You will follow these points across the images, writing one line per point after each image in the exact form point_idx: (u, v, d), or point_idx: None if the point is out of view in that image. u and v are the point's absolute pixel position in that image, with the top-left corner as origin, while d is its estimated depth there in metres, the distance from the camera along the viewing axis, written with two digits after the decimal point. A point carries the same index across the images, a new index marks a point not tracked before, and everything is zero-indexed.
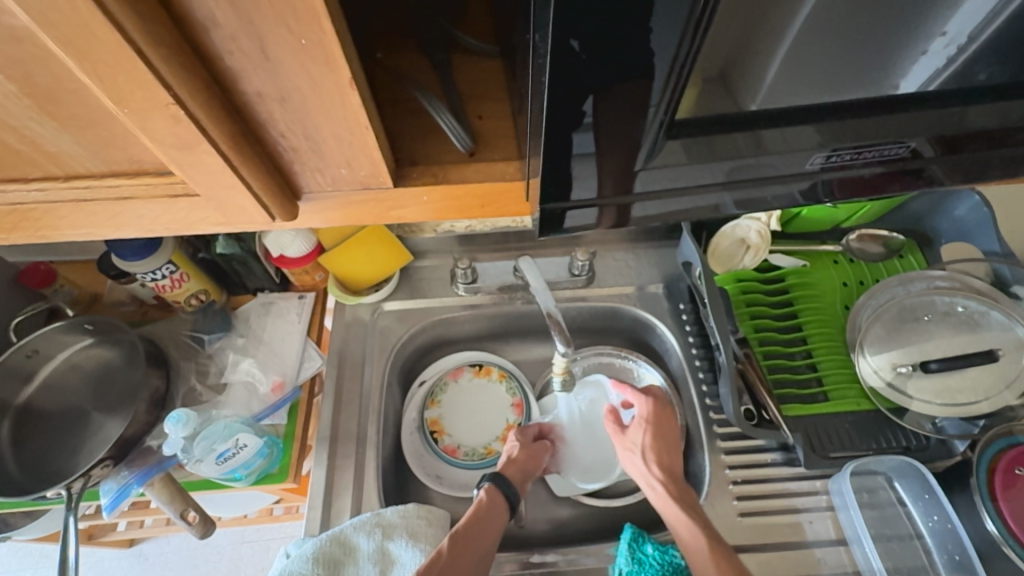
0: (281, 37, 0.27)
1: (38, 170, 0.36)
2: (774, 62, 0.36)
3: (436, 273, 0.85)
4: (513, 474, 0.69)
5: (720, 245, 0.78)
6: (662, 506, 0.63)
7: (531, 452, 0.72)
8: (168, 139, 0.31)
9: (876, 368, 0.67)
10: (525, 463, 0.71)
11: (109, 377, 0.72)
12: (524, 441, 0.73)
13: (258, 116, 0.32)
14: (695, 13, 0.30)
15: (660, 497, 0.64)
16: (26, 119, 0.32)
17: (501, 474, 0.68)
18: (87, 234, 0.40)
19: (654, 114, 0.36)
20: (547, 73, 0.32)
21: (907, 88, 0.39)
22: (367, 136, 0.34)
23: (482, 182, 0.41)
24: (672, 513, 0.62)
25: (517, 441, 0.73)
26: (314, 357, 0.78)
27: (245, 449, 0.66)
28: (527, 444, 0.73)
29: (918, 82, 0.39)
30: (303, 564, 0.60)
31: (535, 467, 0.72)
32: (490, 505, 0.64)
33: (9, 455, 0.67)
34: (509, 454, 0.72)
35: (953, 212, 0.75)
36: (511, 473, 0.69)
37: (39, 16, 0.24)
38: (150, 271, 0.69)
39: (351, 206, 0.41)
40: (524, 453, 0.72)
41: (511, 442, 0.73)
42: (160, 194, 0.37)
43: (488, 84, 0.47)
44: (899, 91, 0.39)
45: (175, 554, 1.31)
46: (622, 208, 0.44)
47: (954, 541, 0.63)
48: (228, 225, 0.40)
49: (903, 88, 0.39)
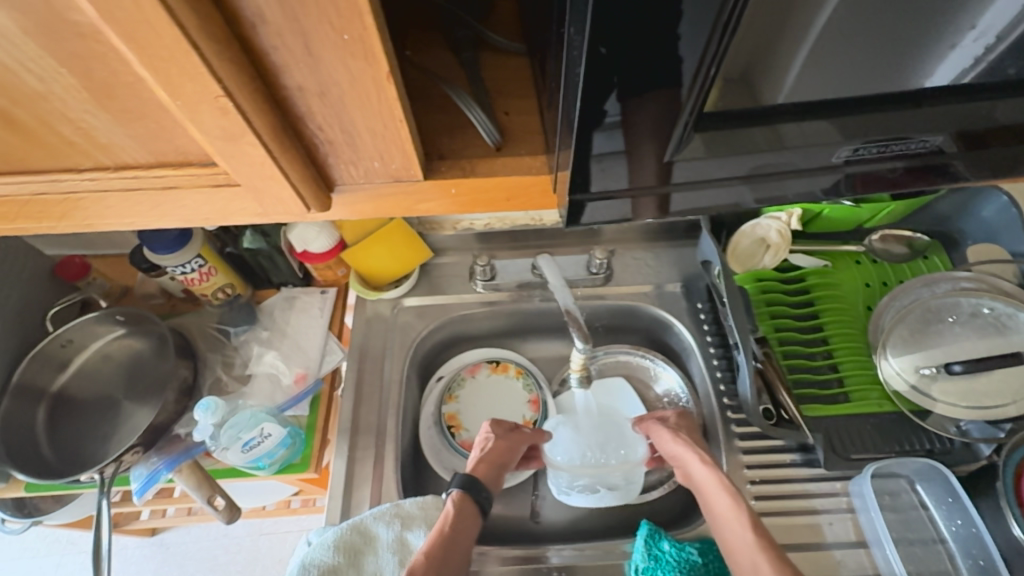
0: (324, 34, 0.28)
1: (90, 161, 0.37)
2: (806, 59, 0.36)
3: (455, 270, 0.86)
4: (483, 475, 0.65)
5: (740, 245, 0.77)
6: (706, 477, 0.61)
7: (508, 446, 0.69)
8: (215, 131, 0.32)
9: (898, 369, 0.66)
10: (497, 462, 0.67)
11: (140, 367, 0.74)
12: (502, 433, 0.70)
13: (297, 109, 0.34)
14: (725, 15, 0.30)
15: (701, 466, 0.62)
16: (83, 111, 0.34)
17: (475, 478, 0.64)
18: (130, 223, 0.42)
19: (682, 108, 0.36)
20: (583, 69, 0.33)
21: (939, 81, 0.39)
22: (401, 130, 0.35)
23: (509, 175, 0.42)
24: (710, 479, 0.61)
25: (491, 431, 0.70)
26: (336, 351, 0.80)
27: (270, 438, 0.68)
28: (503, 437, 0.69)
29: (950, 75, 0.39)
30: (325, 551, 0.62)
31: (510, 457, 0.68)
32: (457, 517, 0.60)
33: (44, 440, 0.69)
34: (482, 448, 0.68)
35: (980, 213, 0.74)
36: (481, 472, 0.65)
37: (104, 12, 0.25)
38: (180, 264, 0.71)
39: (381, 199, 0.42)
40: (498, 447, 0.68)
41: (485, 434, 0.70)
42: (204, 184, 0.38)
43: (515, 80, 0.47)
44: (929, 84, 0.39)
45: (195, 544, 1.34)
46: (668, 198, 0.44)
47: (979, 545, 0.62)
48: (266, 216, 0.42)
49: (935, 81, 0.39)
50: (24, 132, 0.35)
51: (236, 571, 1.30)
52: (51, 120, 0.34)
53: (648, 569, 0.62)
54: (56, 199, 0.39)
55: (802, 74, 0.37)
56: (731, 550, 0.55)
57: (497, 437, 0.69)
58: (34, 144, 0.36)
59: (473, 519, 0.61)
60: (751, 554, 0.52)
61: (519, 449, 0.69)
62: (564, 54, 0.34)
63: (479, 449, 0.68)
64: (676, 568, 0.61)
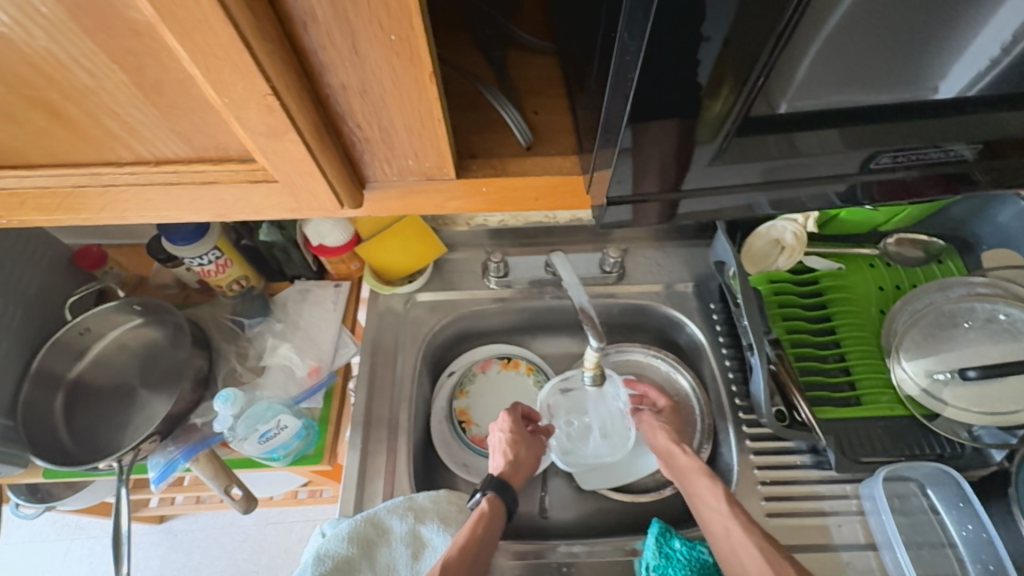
0: (373, 34, 0.29)
1: (130, 154, 0.38)
2: (851, 70, 0.36)
3: (468, 266, 0.86)
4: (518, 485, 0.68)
5: (754, 246, 0.77)
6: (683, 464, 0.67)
7: (529, 448, 0.71)
8: (259, 128, 0.32)
9: (910, 373, 0.67)
10: (526, 468, 0.70)
11: (157, 357, 0.75)
12: (520, 435, 0.72)
13: (337, 107, 0.34)
14: (780, 24, 0.31)
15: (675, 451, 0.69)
16: (130, 106, 0.34)
17: (505, 482, 0.66)
18: (160, 216, 0.42)
19: (719, 115, 0.36)
20: (638, 75, 0.33)
21: (945, 93, 0.39)
22: (439, 129, 0.36)
23: (539, 175, 0.42)
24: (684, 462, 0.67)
25: (507, 430, 0.72)
26: (349, 345, 0.81)
27: (286, 430, 0.69)
28: (521, 438, 0.72)
29: (958, 87, 0.38)
30: (339, 542, 0.62)
31: (533, 457, 0.71)
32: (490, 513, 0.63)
33: (63, 426, 0.70)
34: (512, 456, 0.70)
35: (997, 217, 0.74)
36: (517, 483, 0.68)
37: (164, 11, 0.26)
38: (198, 255, 0.72)
39: (410, 196, 0.42)
40: (527, 458, 0.71)
41: (501, 433, 0.72)
42: (241, 180, 0.38)
43: (544, 78, 0.48)
44: (938, 95, 0.39)
45: (202, 531, 1.35)
46: (668, 204, 0.44)
47: (989, 551, 0.62)
48: (296, 211, 0.42)
49: (942, 92, 0.38)
50: (71, 125, 0.35)
51: (243, 559, 1.32)
52: (96, 114, 0.34)
53: (659, 567, 0.62)
54: (94, 191, 0.39)
55: (843, 82, 0.37)
56: (708, 522, 0.61)
57: (524, 445, 0.71)
58: (78, 136, 0.36)
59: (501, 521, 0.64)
60: (726, 523, 0.59)
61: (538, 447, 0.72)
62: (611, 57, 0.35)
63: (503, 450, 0.70)
64: (687, 566, 0.61)
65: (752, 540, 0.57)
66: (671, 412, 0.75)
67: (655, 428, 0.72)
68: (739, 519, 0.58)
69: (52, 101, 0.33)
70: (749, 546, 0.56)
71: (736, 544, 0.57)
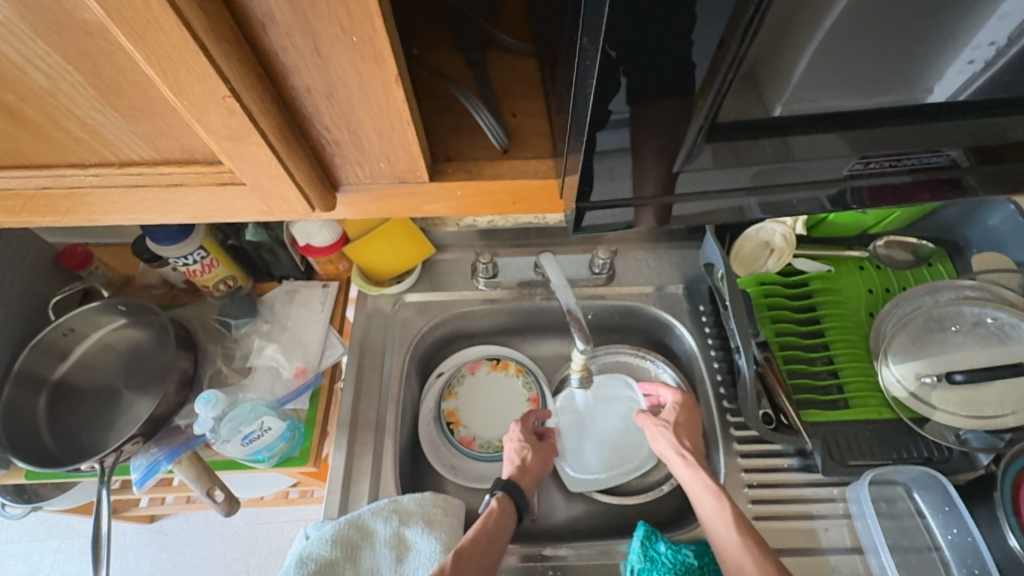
0: (334, 36, 0.28)
1: (95, 156, 0.37)
2: (830, 72, 0.36)
3: (457, 267, 0.86)
4: (526, 485, 0.68)
5: (743, 249, 0.76)
6: (692, 481, 0.64)
7: (541, 457, 0.72)
8: (221, 131, 0.32)
9: (899, 376, 0.67)
10: (536, 471, 0.70)
11: (141, 358, 0.74)
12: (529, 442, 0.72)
13: (305, 110, 0.33)
14: (744, 19, 0.30)
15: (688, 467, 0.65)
16: (90, 108, 0.33)
17: (514, 483, 0.67)
18: (133, 218, 0.42)
19: (695, 119, 0.36)
20: (599, 74, 0.33)
21: (939, 95, 0.38)
22: (408, 132, 0.35)
23: (515, 178, 0.41)
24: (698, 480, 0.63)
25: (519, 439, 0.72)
26: (336, 345, 0.80)
27: (269, 432, 0.68)
28: (535, 446, 0.72)
29: (950, 90, 0.38)
30: (323, 545, 0.62)
31: (544, 467, 0.71)
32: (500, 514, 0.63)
33: (45, 428, 0.70)
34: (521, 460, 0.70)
35: (987, 221, 0.74)
36: (526, 484, 0.69)
37: (113, 12, 0.25)
38: (182, 256, 0.71)
39: (385, 199, 0.41)
40: (535, 461, 0.70)
41: (514, 442, 0.72)
42: (209, 182, 0.38)
43: (524, 80, 0.47)
44: (932, 96, 0.38)
45: (193, 531, 1.34)
46: (662, 209, 0.44)
47: (974, 554, 0.62)
48: (269, 214, 0.41)
49: (936, 94, 0.38)
50: (33, 128, 0.35)
51: (234, 559, 1.31)
52: (58, 116, 0.34)
53: (644, 570, 0.62)
54: (60, 193, 0.39)
55: (818, 87, 0.36)
56: (721, 549, 0.58)
57: (532, 449, 0.71)
58: (41, 139, 0.36)
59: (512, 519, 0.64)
60: (737, 553, 0.56)
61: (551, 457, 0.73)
62: (577, 58, 0.34)
63: (513, 459, 0.71)
64: (671, 570, 0.61)
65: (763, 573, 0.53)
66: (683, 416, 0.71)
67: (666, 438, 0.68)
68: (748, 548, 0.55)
69: (10, 103, 0.33)
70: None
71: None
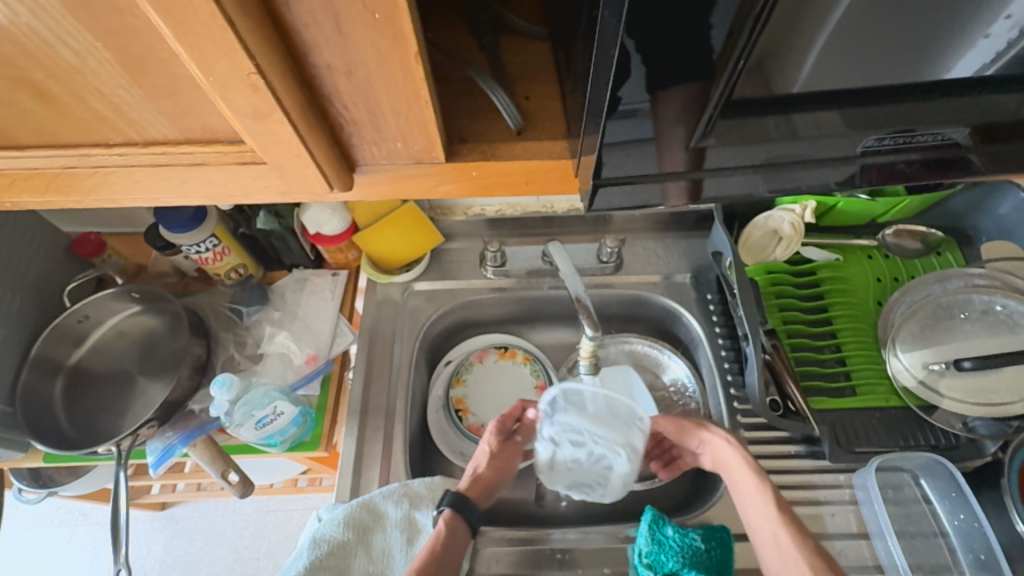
0: (356, 12, 0.29)
1: (119, 136, 0.38)
2: (849, 52, 0.35)
3: (466, 255, 0.86)
4: (477, 495, 0.65)
5: (752, 237, 0.77)
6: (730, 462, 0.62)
7: (500, 466, 0.69)
8: (245, 108, 0.32)
9: (907, 364, 0.67)
10: (490, 479, 0.67)
11: (155, 344, 0.76)
12: (496, 450, 0.69)
13: (324, 88, 0.34)
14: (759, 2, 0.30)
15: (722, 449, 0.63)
16: (115, 85, 0.34)
17: (465, 495, 0.64)
18: (155, 199, 0.42)
19: (709, 99, 0.36)
20: (617, 52, 0.33)
21: (959, 72, 0.37)
22: (426, 111, 0.36)
23: (530, 160, 0.42)
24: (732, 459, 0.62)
25: (489, 449, 0.69)
26: (346, 333, 0.81)
27: (282, 416, 0.69)
28: (499, 453, 0.69)
29: (972, 67, 0.37)
30: (335, 527, 0.63)
31: (500, 476, 0.68)
32: (449, 536, 0.61)
33: (62, 411, 0.71)
34: (477, 467, 0.68)
35: (997, 210, 0.73)
36: (476, 494, 0.66)
37: None
38: (194, 243, 0.72)
39: (401, 180, 0.42)
40: (492, 467, 0.68)
41: (485, 449, 0.69)
42: (229, 161, 0.39)
43: (536, 64, 0.48)
44: (951, 74, 0.37)
45: (203, 519, 1.36)
46: (689, 186, 0.44)
47: (980, 540, 0.62)
48: (287, 194, 0.42)
49: (955, 71, 0.37)
50: (60, 107, 0.35)
51: (243, 546, 1.33)
52: (84, 94, 0.34)
53: (651, 553, 0.63)
54: (83, 172, 0.40)
55: (835, 69, 0.36)
56: (757, 528, 0.58)
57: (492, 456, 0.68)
58: (66, 118, 0.36)
59: (464, 537, 0.62)
60: (775, 531, 0.56)
61: (511, 466, 0.70)
62: (595, 35, 0.34)
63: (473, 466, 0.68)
64: (679, 553, 0.62)
65: (802, 551, 0.54)
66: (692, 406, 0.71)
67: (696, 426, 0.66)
68: (792, 534, 0.55)
69: (37, 81, 0.33)
70: (798, 557, 0.54)
71: (786, 554, 0.54)
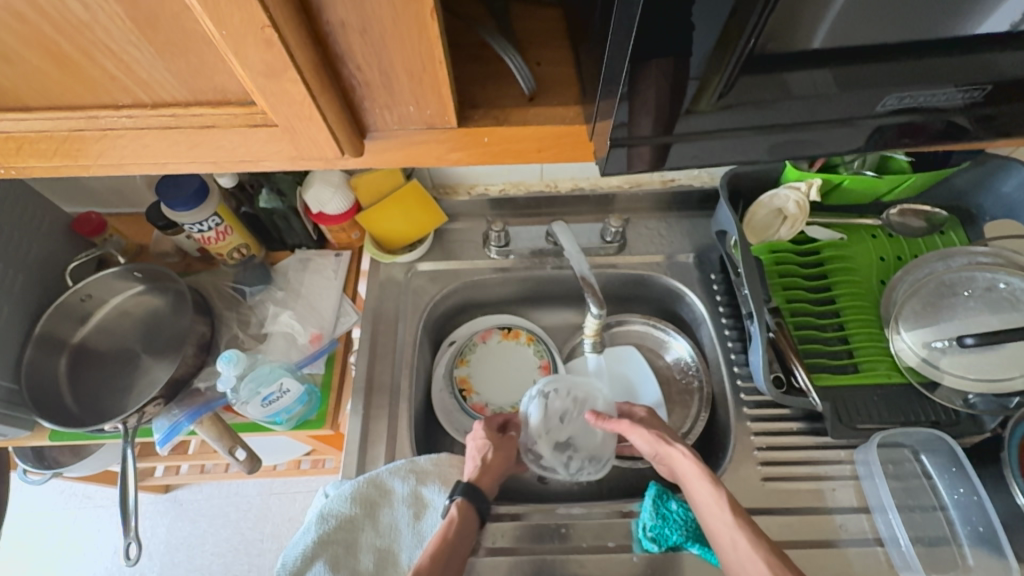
0: None
1: (129, 97, 0.37)
2: (878, 15, 0.34)
3: (469, 236, 0.86)
4: (488, 487, 0.65)
5: (755, 216, 0.77)
6: (685, 470, 0.62)
7: (503, 453, 0.69)
8: (258, 66, 0.32)
9: (909, 343, 0.67)
10: (497, 469, 0.67)
11: (159, 322, 0.75)
12: (495, 442, 0.69)
13: (337, 47, 0.33)
14: None
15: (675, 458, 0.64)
16: (126, 43, 0.33)
17: (474, 485, 0.64)
18: (163, 164, 0.42)
19: (729, 63, 0.35)
20: (643, 4, 0.31)
21: (993, 26, 0.35)
22: (440, 72, 0.35)
23: (541, 125, 0.41)
24: (685, 467, 0.62)
25: (485, 439, 0.69)
26: (350, 313, 0.80)
27: (288, 394, 0.69)
28: (498, 444, 0.69)
29: (1008, 21, 0.35)
30: (342, 502, 0.64)
31: (507, 465, 0.69)
32: (461, 523, 0.61)
33: (67, 389, 0.71)
34: (482, 458, 0.67)
35: (1000, 188, 0.73)
36: (485, 484, 0.65)
37: None
38: (197, 222, 0.71)
39: (411, 146, 0.42)
40: (497, 457, 0.68)
41: (482, 441, 0.69)
42: (240, 124, 0.38)
43: (545, 31, 0.47)
44: (982, 29, 0.35)
45: (207, 501, 1.37)
46: (701, 157, 0.43)
47: (979, 513, 0.64)
48: (298, 159, 0.42)
49: (988, 27, 0.35)
50: (70, 67, 0.35)
51: (248, 527, 1.34)
52: (94, 52, 0.34)
53: (656, 527, 0.63)
54: (92, 135, 0.39)
55: (859, 32, 0.35)
56: (717, 536, 0.57)
57: (494, 446, 0.68)
58: (75, 78, 0.36)
59: (472, 530, 0.62)
60: (734, 538, 0.55)
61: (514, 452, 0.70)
62: None
63: (474, 458, 0.67)
64: (683, 526, 0.63)
65: (760, 554, 0.53)
66: (650, 415, 0.70)
67: (654, 440, 0.66)
68: (745, 533, 0.55)
69: (47, 38, 0.33)
70: (757, 559, 0.53)
71: (744, 559, 0.54)
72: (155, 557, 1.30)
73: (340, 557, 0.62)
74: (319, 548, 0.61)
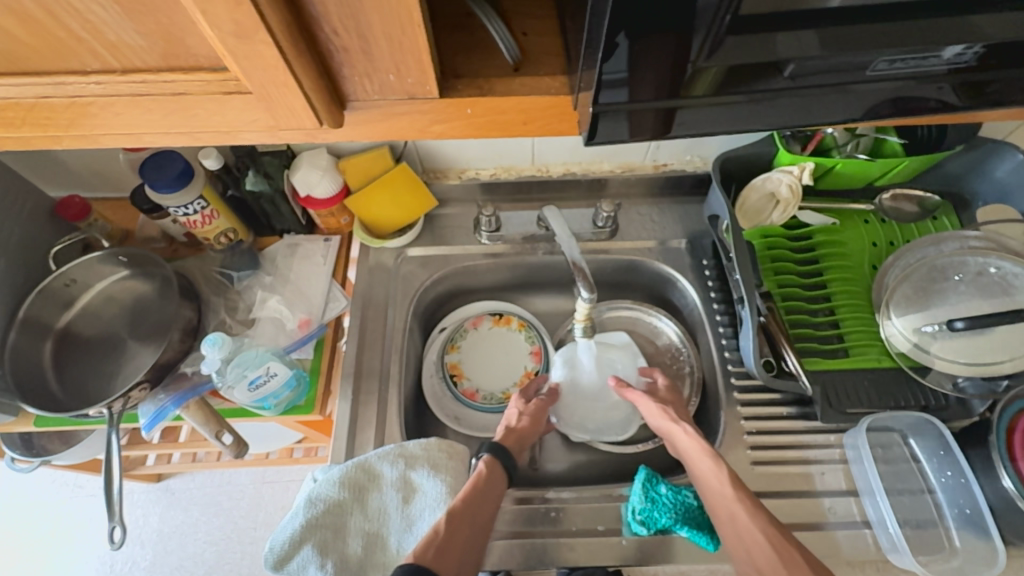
0: None
1: (98, 62, 0.36)
2: None
3: (460, 221, 0.85)
4: (512, 446, 0.66)
5: (748, 200, 0.76)
6: (686, 445, 0.63)
7: (533, 422, 0.70)
8: (228, 25, 0.31)
9: (900, 328, 0.67)
10: (524, 434, 0.68)
11: (144, 307, 0.75)
12: (529, 411, 0.71)
13: (312, 9, 0.33)
14: None
15: (677, 433, 0.65)
16: (91, 1, 0.32)
17: (503, 445, 0.64)
18: (136, 134, 0.41)
19: (714, 28, 0.34)
20: None
21: None
22: (418, 37, 0.34)
23: (528, 96, 0.41)
24: (686, 442, 0.63)
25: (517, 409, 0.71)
26: (339, 298, 0.79)
27: (275, 378, 0.69)
28: (530, 412, 0.71)
29: None
30: (331, 487, 0.63)
31: (537, 432, 0.70)
32: (489, 477, 0.59)
33: (51, 373, 0.70)
34: (509, 423, 0.69)
35: (993, 173, 0.73)
36: (509, 444, 0.66)
37: None
38: (182, 205, 0.70)
39: (394, 118, 0.41)
40: (527, 423, 0.69)
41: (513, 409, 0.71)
42: (214, 91, 0.37)
43: (532, 3, 0.46)
44: None
45: (200, 490, 1.37)
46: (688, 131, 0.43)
47: (965, 495, 0.64)
48: (276, 129, 0.41)
49: None
50: (34, 28, 0.34)
51: (240, 516, 1.34)
52: (58, 12, 0.33)
53: (645, 510, 0.63)
54: (61, 103, 0.38)
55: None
56: (714, 507, 0.57)
57: (525, 413, 0.70)
58: (41, 41, 0.35)
59: (501, 484, 0.60)
60: (731, 509, 0.55)
61: (545, 420, 0.71)
62: None
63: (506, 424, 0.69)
64: (671, 509, 0.62)
65: (757, 524, 0.53)
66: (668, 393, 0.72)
67: (661, 414, 0.67)
68: (743, 504, 0.55)
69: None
70: (755, 531, 0.53)
71: (741, 531, 0.54)
72: (147, 546, 1.30)
73: (329, 542, 0.61)
74: (307, 532, 0.61)
